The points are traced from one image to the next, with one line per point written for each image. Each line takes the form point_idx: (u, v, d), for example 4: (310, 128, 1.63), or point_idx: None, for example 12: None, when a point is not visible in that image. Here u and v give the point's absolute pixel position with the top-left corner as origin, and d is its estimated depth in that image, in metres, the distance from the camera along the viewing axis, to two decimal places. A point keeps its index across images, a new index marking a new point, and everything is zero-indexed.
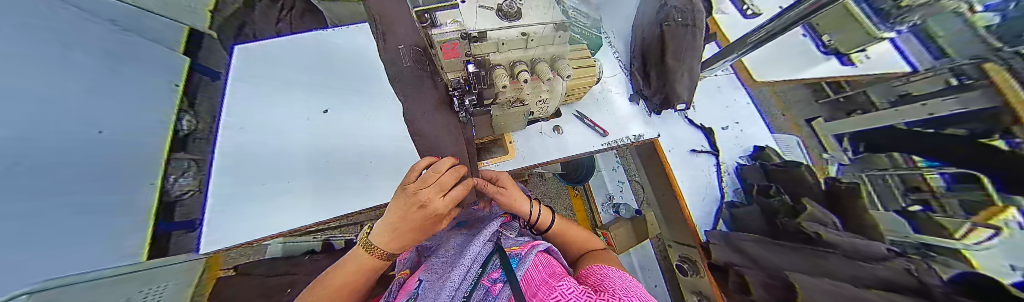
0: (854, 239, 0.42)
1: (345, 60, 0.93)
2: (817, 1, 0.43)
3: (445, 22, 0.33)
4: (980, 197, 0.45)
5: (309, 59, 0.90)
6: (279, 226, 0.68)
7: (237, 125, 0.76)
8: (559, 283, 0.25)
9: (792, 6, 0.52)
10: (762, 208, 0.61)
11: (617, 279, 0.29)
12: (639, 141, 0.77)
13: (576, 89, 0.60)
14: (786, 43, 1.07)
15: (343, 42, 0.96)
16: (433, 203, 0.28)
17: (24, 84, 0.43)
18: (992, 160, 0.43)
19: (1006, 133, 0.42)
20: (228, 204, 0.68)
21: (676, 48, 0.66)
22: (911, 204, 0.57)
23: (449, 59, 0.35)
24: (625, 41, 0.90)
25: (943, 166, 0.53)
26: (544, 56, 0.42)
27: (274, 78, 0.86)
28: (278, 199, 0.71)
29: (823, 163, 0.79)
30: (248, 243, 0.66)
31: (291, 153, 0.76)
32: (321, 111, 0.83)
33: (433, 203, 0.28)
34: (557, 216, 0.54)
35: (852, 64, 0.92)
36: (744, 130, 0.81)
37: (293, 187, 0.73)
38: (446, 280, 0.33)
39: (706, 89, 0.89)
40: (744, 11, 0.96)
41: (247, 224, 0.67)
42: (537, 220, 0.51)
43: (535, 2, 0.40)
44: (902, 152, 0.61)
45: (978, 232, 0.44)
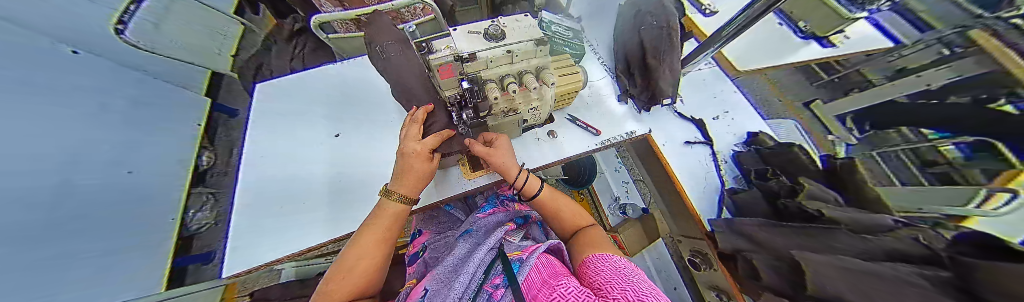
0: (856, 213, 0.43)
1: (352, 87, 1.00)
2: None
3: (439, 48, 0.38)
4: (996, 163, 0.43)
5: (319, 89, 0.98)
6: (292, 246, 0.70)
7: (257, 155, 0.83)
8: (560, 283, 0.27)
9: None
10: (763, 191, 0.61)
11: (614, 268, 0.31)
12: (632, 137, 0.78)
13: (564, 95, 0.63)
14: (764, 33, 1.12)
15: (349, 71, 1.04)
16: (410, 144, 0.47)
17: (36, 149, 0.62)
18: (1002, 127, 0.42)
19: (1014, 99, 0.42)
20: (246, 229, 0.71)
21: (655, 49, 0.72)
22: (932, 179, 0.54)
23: (446, 78, 0.40)
24: (608, 47, 0.97)
25: (957, 135, 0.51)
26: (527, 68, 0.46)
27: (289, 109, 0.93)
28: (293, 219, 0.74)
29: (832, 146, 0.79)
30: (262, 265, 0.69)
31: (304, 176, 0.81)
32: (330, 136, 0.88)
33: (410, 145, 0.46)
34: (546, 184, 0.56)
35: (832, 45, 0.96)
36: (735, 119, 0.83)
37: (304, 209, 0.76)
38: (452, 288, 0.35)
39: (692, 82, 0.93)
40: (702, 11, 1.03)
41: (263, 248, 0.70)
42: (525, 185, 0.53)
43: (515, 23, 0.45)
44: (912, 127, 0.61)
45: (997, 198, 0.41)
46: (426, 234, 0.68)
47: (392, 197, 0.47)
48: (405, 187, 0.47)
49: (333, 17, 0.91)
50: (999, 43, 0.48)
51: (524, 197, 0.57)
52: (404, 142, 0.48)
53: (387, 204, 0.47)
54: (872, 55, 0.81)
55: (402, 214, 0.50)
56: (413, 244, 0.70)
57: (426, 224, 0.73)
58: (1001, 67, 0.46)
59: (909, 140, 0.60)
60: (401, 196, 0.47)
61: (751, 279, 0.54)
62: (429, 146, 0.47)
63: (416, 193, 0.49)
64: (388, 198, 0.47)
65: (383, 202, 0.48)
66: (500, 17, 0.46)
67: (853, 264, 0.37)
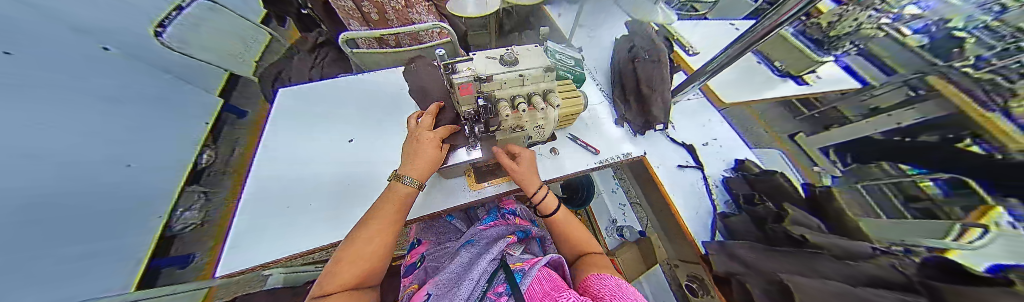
0: (837, 240, 0.46)
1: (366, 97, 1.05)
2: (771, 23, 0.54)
3: (461, 69, 0.43)
4: (974, 201, 0.49)
5: (335, 97, 1.02)
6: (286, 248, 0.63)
7: (271, 156, 0.81)
8: (564, 294, 0.29)
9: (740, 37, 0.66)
10: (752, 216, 0.64)
11: (614, 286, 0.32)
12: (629, 158, 0.82)
13: (566, 116, 0.69)
14: (745, 70, 1.23)
15: (365, 82, 1.10)
16: (423, 132, 0.50)
17: None
18: (974, 163, 0.50)
19: (977, 138, 0.51)
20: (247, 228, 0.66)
21: (649, 79, 0.80)
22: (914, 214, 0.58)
23: (465, 95, 0.44)
24: (605, 74, 1.06)
25: (932, 172, 0.59)
26: (536, 90, 0.51)
27: (303, 113, 0.96)
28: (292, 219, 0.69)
29: (818, 177, 0.84)
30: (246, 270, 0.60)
31: (315, 179, 0.78)
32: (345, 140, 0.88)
33: (422, 133, 0.49)
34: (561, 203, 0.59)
35: (807, 83, 1.07)
36: (723, 146, 0.89)
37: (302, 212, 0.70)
38: (456, 293, 0.36)
39: (682, 110, 1.01)
40: (687, 50, 1.14)
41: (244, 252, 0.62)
42: (541, 202, 0.57)
43: (527, 52, 0.52)
44: (890, 162, 0.69)
45: (971, 233, 0.45)
46: (425, 245, 0.68)
47: (401, 180, 0.46)
48: (415, 170, 0.47)
49: (362, 34, 1.00)
50: (959, 91, 0.60)
51: (539, 215, 0.59)
52: (416, 132, 0.51)
53: (395, 188, 0.46)
54: (843, 94, 0.94)
55: (410, 198, 0.48)
56: (411, 254, 0.70)
57: (426, 234, 0.73)
58: (965, 110, 0.57)
59: (890, 174, 0.67)
60: (412, 179, 0.46)
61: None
62: (439, 136, 0.51)
63: (426, 177, 0.49)
64: (397, 182, 0.46)
65: (392, 187, 0.47)
66: (514, 46, 0.52)
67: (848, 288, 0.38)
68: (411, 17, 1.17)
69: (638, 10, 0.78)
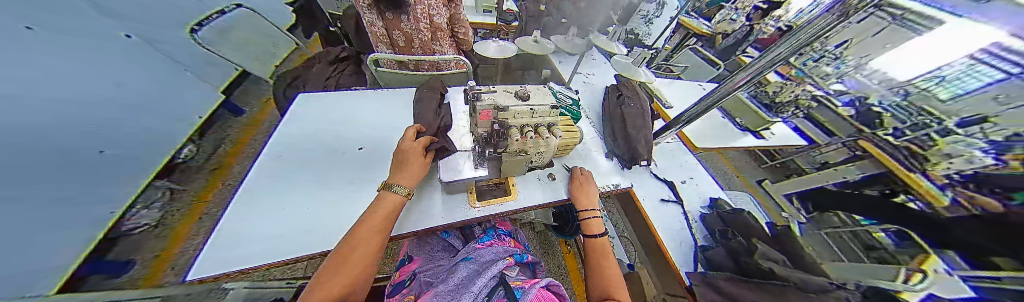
0: (799, 275, 0.52)
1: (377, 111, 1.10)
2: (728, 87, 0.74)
3: (484, 99, 0.53)
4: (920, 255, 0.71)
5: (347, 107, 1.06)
6: (272, 252, 0.50)
7: (275, 154, 0.74)
8: None
9: (708, 95, 0.84)
10: (727, 249, 0.70)
11: None
12: (617, 189, 0.89)
13: (565, 145, 0.77)
14: (714, 120, 1.42)
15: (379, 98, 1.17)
16: (408, 144, 0.61)
17: None
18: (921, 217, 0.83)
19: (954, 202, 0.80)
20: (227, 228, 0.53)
21: (633, 121, 0.96)
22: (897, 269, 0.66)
23: (483, 119, 0.55)
24: (597, 114, 1.22)
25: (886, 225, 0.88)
26: (543, 122, 0.60)
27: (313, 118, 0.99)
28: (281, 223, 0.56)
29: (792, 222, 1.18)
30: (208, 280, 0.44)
31: (322, 181, 0.69)
32: (354, 148, 0.82)
33: (407, 144, 0.60)
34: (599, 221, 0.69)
35: (763, 138, 1.31)
36: (699, 184, 1.00)
37: (294, 216, 0.59)
38: None
39: (663, 151, 1.14)
40: (663, 104, 1.34)
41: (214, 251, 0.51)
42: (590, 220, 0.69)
43: (538, 91, 0.63)
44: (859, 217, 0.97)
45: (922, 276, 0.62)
46: (418, 262, 0.67)
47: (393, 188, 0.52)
48: (405, 178, 0.55)
49: (387, 57, 1.11)
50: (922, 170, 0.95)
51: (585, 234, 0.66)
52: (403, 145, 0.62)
53: (388, 197, 0.51)
54: None
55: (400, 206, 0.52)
56: (400, 272, 0.67)
57: (418, 251, 0.72)
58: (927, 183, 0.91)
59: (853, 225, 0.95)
60: (402, 186, 0.53)
61: None
62: (420, 145, 0.62)
63: (413, 185, 0.56)
64: (389, 190, 0.52)
65: (384, 196, 0.51)
66: (528, 85, 0.63)
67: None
68: (434, 49, 1.35)
69: (624, 68, 0.96)
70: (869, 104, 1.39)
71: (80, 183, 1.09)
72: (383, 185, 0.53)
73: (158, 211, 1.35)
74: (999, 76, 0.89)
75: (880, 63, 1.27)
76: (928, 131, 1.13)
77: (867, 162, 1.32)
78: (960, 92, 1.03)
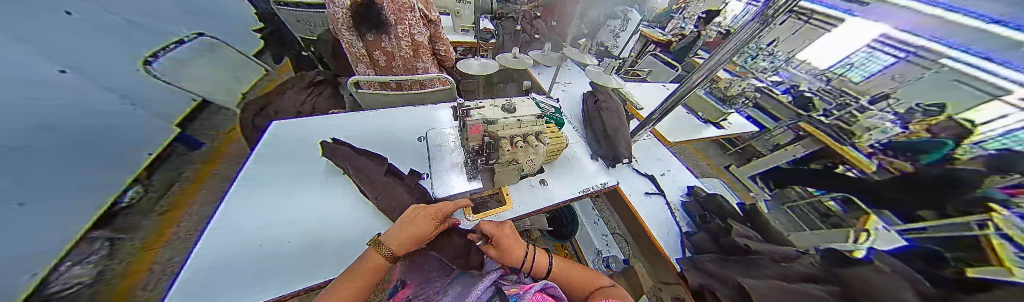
0: (767, 246, 0.61)
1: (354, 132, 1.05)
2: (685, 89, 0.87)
3: (474, 114, 0.56)
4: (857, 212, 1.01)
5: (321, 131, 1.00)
6: (253, 290, 0.48)
7: (249, 189, 0.69)
8: None
9: (669, 97, 0.96)
10: (709, 232, 0.76)
11: None
12: (605, 187, 0.94)
13: (553, 151, 0.81)
14: (682, 115, 1.57)
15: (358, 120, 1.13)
16: (429, 210, 0.53)
17: None
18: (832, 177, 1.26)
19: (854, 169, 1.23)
20: (201, 276, 0.48)
21: (611, 123, 1.05)
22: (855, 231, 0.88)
23: (474, 133, 0.57)
24: (579, 118, 1.30)
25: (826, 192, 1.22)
26: (530, 132, 0.65)
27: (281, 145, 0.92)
28: (254, 265, 0.53)
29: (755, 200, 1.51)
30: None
31: (309, 213, 0.67)
32: (337, 172, 0.80)
33: (431, 209, 0.53)
34: (552, 255, 0.58)
35: (721, 127, 1.49)
36: (676, 176, 1.09)
37: (273, 249, 0.57)
38: None
39: (641, 148, 1.24)
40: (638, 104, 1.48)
41: (202, 290, 0.46)
42: (533, 264, 0.53)
43: (522, 103, 0.68)
44: (801, 188, 1.37)
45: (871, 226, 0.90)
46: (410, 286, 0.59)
47: (380, 248, 0.44)
48: (395, 239, 0.46)
49: (368, 79, 1.11)
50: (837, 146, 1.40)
51: (535, 277, 0.55)
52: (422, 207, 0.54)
53: (371, 256, 0.44)
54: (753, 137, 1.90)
55: (381, 271, 0.45)
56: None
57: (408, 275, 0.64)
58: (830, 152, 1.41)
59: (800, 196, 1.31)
60: (388, 250, 0.44)
61: None
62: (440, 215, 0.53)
63: (402, 252, 0.47)
64: (376, 249, 0.44)
65: (368, 253, 0.44)
66: (513, 98, 0.68)
67: (804, 287, 0.47)
68: (416, 66, 1.36)
69: (599, 76, 1.04)
70: (801, 91, 1.69)
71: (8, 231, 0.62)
72: (373, 239, 0.47)
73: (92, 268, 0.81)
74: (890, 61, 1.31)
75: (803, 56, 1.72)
76: (850, 110, 1.42)
77: (808, 141, 1.56)
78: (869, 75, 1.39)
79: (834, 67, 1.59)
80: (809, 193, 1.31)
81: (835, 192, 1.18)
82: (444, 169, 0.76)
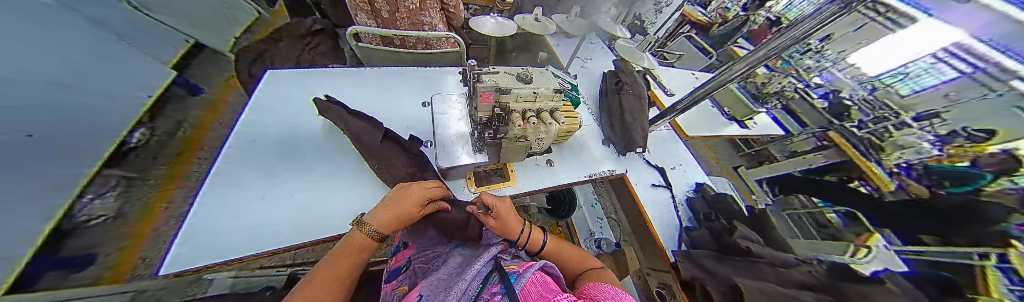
0: (770, 251, 0.60)
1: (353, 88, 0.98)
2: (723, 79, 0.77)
3: (486, 80, 0.50)
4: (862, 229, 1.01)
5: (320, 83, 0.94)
6: (264, 242, 0.50)
7: (247, 138, 0.69)
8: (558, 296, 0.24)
9: (702, 86, 0.86)
10: (710, 229, 0.75)
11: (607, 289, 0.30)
12: (612, 175, 0.92)
13: (565, 131, 0.76)
14: (706, 109, 1.45)
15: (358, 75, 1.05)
16: (416, 190, 0.48)
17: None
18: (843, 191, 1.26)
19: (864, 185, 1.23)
20: (209, 220, 0.50)
21: (630, 108, 0.97)
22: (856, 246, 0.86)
23: (484, 102, 0.52)
24: (595, 100, 1.21)
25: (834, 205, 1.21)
26: (545, 107, 0.60)
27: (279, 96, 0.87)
28: (263, 217, 0.55)
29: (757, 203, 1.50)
30: (192, 272, 0.44)
31: (310, 170, 0.68)
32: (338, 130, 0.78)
33: (417, 191, 0.48)
34: (546, 235, 0.59)
35: (746, 127, 1.39)
36: (687, 171, 1.05)
37: (273, 203, 0.58)
38: (446, 294, 0.31)
39: (656, 138, 1.17)
40: (666, 91, 1.37)
41: (214, 234, 0.49)
42: (528, 240, 0.54)
43: (540, 74, 0.60)
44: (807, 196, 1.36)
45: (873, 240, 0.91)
46: (412, 247, 0.62)
47: (365, 229, 0.42)
48: (382, 219, 0.43)
49: (369, 31, 1.00)
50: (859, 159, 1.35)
51: (529, 252, 0.57)
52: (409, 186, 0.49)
53: (357, 236, 0.42)
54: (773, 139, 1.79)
55: (368, 250, 0.43)
56: (393, 258, 0.62)
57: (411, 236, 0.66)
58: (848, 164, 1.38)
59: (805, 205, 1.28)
60: (374, 230, 0.42)
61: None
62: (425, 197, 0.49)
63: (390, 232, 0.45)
64: (360, 230, 0.42)
65: (353, 234, 0.42)
66: (529, 67, 0.60)
67: (797, 293, 0.47)
68: (422, 20, 1.22)
69: (628, 53, 0.94)
70: (840, 97, 1.57)
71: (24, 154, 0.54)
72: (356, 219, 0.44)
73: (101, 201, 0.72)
74: (952, 76, 1.19)
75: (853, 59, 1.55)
76: (886, 124, 1.37)
77: (833, 152, 1.52)
78: (918, 88, 1.30)
79: (884, 76, 1.45)
80: (813, 203, 1.29)
81: (842, 206, 1.18)
82: (450, 137, 0.72)
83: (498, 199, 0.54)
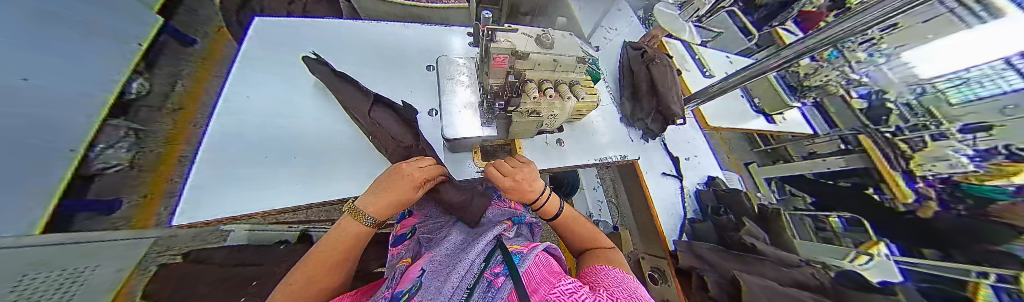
0: (778, 251, 0.68)
1: (343, 40, 0.87)
2: (774, 62, 0.65)
3: (500, 39, 0.43)
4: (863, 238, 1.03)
5: (312, 35, 0.85)
6: (256, 204, 0.54)
7: (240, 95, 0.67)
8: (564, 278, 0.20)
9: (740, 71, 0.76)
10: (718, 224, 0.81)
11: (619, 279, 0.25)
12: (623, 161, 0.88)
13: (581, 109, 0.70)
14: (736, 99, 1.31)
15: (349, 25, 0.91)
16: (414, 173, 0.42)
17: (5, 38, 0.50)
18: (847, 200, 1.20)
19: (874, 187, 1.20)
20: (212, 184, 0.54)
21: (663, 82, 0.89)
22: (858, 252, 0.85)
23: (496, 67, 0.46)
24: (615, 77, 1.10)
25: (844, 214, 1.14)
26: (564, 79, 0.54)
27: (266, 46, 0.79)
28: (256, 181, 0.57)
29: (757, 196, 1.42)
30: (200, 224, 0.50)
31: (307, 132, 0.68)
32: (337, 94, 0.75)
33: (414, 175, 0.41)
34: (566, 204, 0.54)
35: (775, 123, 1.27)
36: (700, 162, 1.03)
37: (268, 165, 0.60)
38: (451, 271, 0.30)
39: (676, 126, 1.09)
40: (705, 73, 1.26)
41: (212, 198, 0.52)
42: (543, 207, 0.50)
43: (561, 37, 0.52)
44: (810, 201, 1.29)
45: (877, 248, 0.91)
46: (417, 216, 0.63)
47: (359, 218, 0.36)
48: (377, 206, 0.37)
49: None
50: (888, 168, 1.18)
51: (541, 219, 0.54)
52: (406, 167, 0.42)
53: (349, 225, 0.36)
54: (795, 136, 1.54)
55: (359, 244, 0.38)
56: (399, 225, 0.64)
57: (418, 206, 0.68)
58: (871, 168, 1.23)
59: (807, 206, 1.29)
60: (370, 219, 0.36)
61: (701, 293, 0.67)
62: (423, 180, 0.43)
63: (388, 219, 0.39)
64: (353, 218, 0.36)
65: (345, 221, 0.36)
66: (550, 28, 0.52)
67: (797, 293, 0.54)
68: None
69: (672, 22, 0.89)
70: (885, 99, 1.38)
71: (26, 103, 0.46)
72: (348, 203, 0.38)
73: (125, 151, 0.76)
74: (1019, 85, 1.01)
75: (910, 55, 1.24)
76: (922, 133, 1.20)
77: (856, 157, 1.28)
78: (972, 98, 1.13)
79: (940, 79, 1.22)
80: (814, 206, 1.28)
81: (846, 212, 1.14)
82: (457, 106, 0.67)
83: (519, 178, 0.46)
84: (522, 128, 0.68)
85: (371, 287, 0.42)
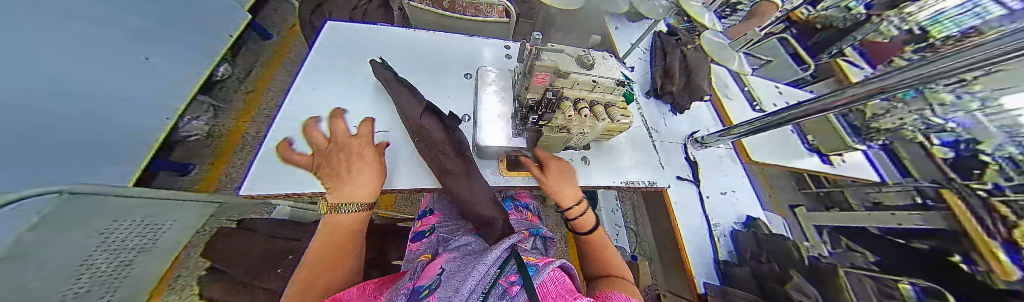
0: None
1: (394, 45, 0.96)
2: (837, 100, 0.58)
3: (544, 58, 0.44)
4: None
5: (368, 39, 0.96)
6: (306, 185, 0.60)
7: (308, 87, 0.78)
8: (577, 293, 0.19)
9: (788, 108, 0.70)
10: (755, 271, 0.74)
11: None
12: (651, 187, 0.84)
13: (612, 130, 0.69)
14: (784, 133, 1.19)
15: (399, 31, 1.01)
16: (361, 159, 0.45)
17: None
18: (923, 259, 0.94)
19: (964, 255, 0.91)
20: (274, 162, 0.62)
21: (694, 70, 1.02)
22: None
23: (536, 84, 0.48)
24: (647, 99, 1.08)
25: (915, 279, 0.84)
26: (601, 99, 0.54)
27: (330, 45, 0.91)
28: (307, 163, 0.64)
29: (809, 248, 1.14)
30: (259, 197, 0.57)
31: (354, 124, 0.75)
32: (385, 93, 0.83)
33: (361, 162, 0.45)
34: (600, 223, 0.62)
35: (831, 164, 1.13)
36: (738, 199, 0.96)
37: None
38: (469, 272, 0.30)
39: (711, 156, 1.02)
40: (753, 105, 1.17)
41: (272, 174, 0.60)
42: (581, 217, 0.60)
43: (603, 59, 0.52)
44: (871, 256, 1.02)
45: None
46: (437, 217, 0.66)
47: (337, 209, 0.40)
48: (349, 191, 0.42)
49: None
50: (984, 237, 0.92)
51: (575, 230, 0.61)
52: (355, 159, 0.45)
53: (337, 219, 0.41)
54: (857, 183, 1.30)
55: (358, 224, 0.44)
56: (420, 222, 0.67)
57: (439, 206, 0.71)
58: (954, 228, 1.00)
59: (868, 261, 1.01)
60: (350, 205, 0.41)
61: None
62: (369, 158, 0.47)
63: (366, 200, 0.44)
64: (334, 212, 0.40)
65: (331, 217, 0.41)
66: (592, 50, 0.53)
67: None
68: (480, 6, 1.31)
69: (718, 49, 0.85)
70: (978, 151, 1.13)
71: None
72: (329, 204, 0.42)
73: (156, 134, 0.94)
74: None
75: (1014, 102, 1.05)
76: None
77: (935, 214, 1.06)
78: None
79: None
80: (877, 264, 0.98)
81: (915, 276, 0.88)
82: (489, 116, 0.70)
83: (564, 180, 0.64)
84: (550, 142, 0.68)
85: (393, 277, 0.45)
